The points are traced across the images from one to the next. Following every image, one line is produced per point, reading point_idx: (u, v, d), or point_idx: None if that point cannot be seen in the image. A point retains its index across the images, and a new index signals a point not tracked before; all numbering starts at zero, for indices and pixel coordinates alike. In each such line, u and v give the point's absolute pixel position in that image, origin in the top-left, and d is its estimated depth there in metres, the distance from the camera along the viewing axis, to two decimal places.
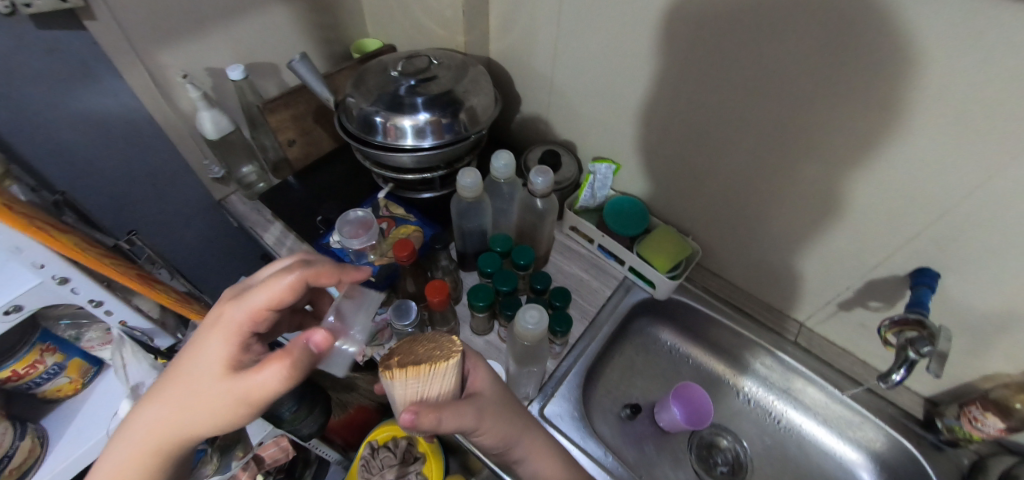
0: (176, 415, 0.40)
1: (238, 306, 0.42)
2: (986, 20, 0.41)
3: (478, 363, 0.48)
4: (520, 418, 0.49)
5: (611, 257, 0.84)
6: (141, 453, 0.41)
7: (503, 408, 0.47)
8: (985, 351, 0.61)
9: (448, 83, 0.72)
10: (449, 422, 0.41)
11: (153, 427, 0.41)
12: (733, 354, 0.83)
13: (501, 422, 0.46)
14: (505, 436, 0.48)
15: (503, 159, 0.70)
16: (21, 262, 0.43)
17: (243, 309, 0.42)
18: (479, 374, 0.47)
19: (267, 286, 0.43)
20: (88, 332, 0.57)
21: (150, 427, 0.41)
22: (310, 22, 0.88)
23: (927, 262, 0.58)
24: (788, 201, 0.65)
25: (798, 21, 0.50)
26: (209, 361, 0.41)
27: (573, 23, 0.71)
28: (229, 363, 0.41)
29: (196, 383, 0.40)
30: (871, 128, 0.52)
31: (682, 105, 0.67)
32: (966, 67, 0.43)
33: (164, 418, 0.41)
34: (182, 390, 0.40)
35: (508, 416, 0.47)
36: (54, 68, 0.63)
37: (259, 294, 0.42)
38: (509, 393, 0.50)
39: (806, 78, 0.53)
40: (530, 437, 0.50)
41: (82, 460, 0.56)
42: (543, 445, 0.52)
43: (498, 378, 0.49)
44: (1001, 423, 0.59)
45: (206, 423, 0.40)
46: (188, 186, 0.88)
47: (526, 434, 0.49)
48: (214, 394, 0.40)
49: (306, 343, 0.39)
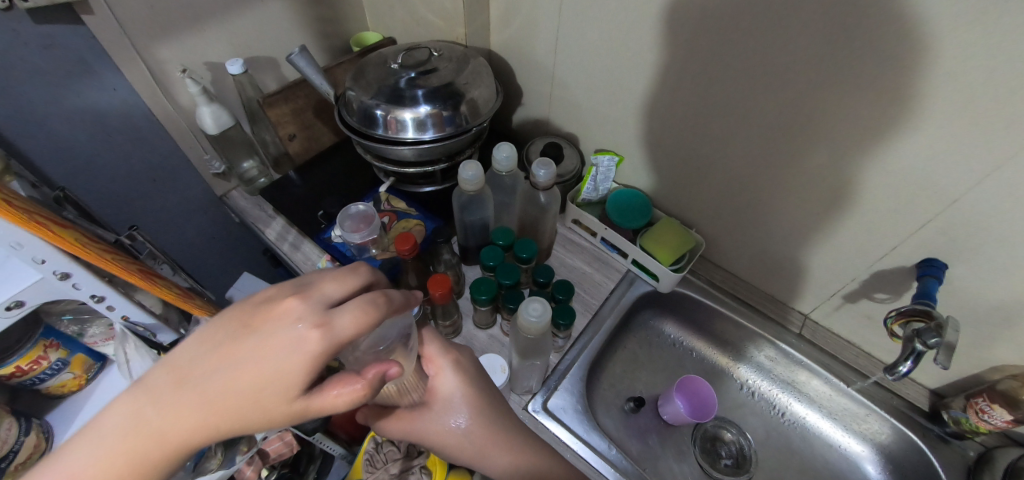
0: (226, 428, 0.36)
1: (327, 334, 0.35)
2: (997, 4, 0.40)
3: (441, 375, 0.51)
4: (471, 441, 0.51)
5: (614, 250, 0.83)
6: (151, 451, 0.35)
7: (450, 425, 0.51)
8: (992, 342, 0.60)
9: (448, 75, 0.72)
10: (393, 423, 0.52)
11: (174, 430, 0.35)
12: (736, 347, 0.83)
13: (447, 437, 0.51)
14: (458, 447, 0.52)
15: (505, 151, 0.69)
16: (22, 258, 0.43)
17: (330, 338, 0.35)
18: (439, 382, 0.51)
19: (355, 318, 0.36)
20: (92, 327, 0.58)
21: (172, 427, 0.35)
22: (309, 15, 0.87)
23: (934, 253, 0.57)
24: (793, 192, 0.64)
25: (804, 8, 0.49)
26: (281, 382, 0.35)
27: (574, 14, 0.70)
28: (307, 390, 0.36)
29: (259, 397, 0.35)
30: (879, 116, 0.51)
31: (686, 96, 0.66)
32: (976, 53, 0.43)
33: (195, 423, 0.35)
34: (239, 407, 0.35)
35: (457, 432, 0.51)
36: (51, 63, 0.62)
37: (348, 324, 0.36)
38: (469, 408, 0.52)
39: (813, 67, 0.52)
40: (487, 454, 0.52)
41: None
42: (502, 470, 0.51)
43: (458, 395, 0.51)
44: (1008, 414, 0.58)
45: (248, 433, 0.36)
46: (188, 182, 0.88)
47: (477, 456, 0.52)
48: (280, 415, 0.36)
49: (386, 375, 0.38)
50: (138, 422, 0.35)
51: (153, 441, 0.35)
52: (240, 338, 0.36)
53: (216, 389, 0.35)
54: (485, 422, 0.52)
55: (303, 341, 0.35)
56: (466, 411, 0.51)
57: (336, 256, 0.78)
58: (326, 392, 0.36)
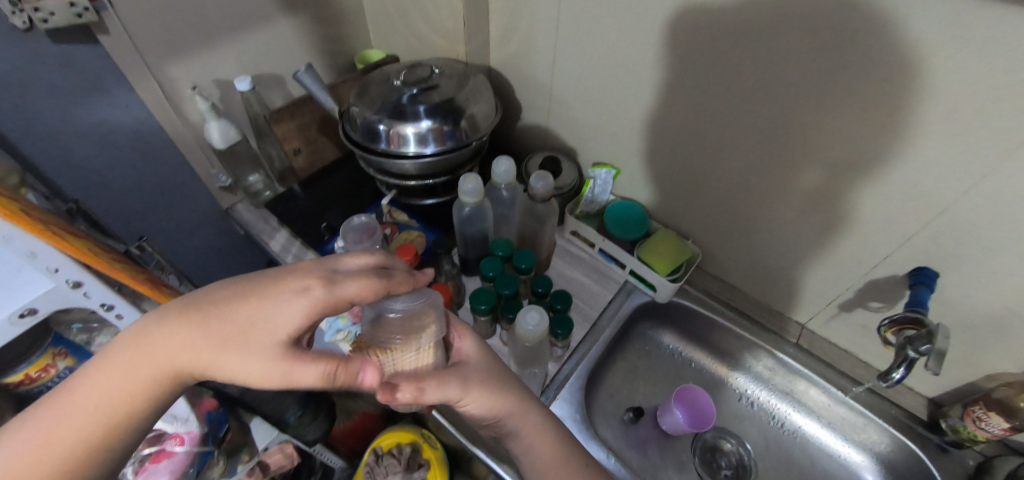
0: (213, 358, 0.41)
1: (325, 289, 0.41)
2: (969, 22, 0.42)
3: (464, 334, 0.54)
4: (509, 393, 0.51)
5: (612, 261, 0.84)
6: (155, 372, 0.41)
7: (490, 377, 0.50)
8: (987, 351, 0.60)
9: (449, 92, 0.74)
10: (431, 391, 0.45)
11: (178, 354, 0.41)
12: (734, 357, 0.83)
13: (488, 391, 0.49)
14: (498, 406, 0.50)
15: (504, 164, 0.71)
16: (36, 267, 0.44)
17: (328, 295, 0.41)
18: (466, 347, 0.53)
19: (357, 285, 0.42)
20: (100, 336, 0.58)
21: (176, 352, 0.41)
22: (315, 35, 0.90)
23: (925, 262, 0.58)
24: (786, 204, 0.66)
25: (788, 26, 0.51)
26: (273, 326, 0.41)
27: (570, 32, 0.73)
28: (293, 337, 0.41)
29: (251, 336, 0.41)
30: (864, 128, 0.53)
31: (679, 109, 0.68)
32: (954, 66, 0.44)
33: (195, 352, 0.41)
34: (232, 341, 0.41)
35: (497, 384, 0.50)
36: (67, 81, 0.65)
37: (349, 287, 0.42)
38: (499, 362, 0.54)
39: (800, 82, 0.54)
40: (522, 407, 0.52)
41: None
42: (536, 421, 0.53)
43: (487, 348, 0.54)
44: (1005, 422, 0.59)
45: (234, 371, 0.41)
46: (195, 195, 0.90)
47: (514, 409, 0.51)
48: (263, 359, 0.40)
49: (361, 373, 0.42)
50: (147, 345, 0.41)
51: (157, 362, 0.41)
52: (254, 282, 0.43)
53: (221, 323, 0.41)
54: (514, 379, 0.54)
55: (302, 293, 0.41)
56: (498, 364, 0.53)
57: None
58: (305, 357, 0.41)
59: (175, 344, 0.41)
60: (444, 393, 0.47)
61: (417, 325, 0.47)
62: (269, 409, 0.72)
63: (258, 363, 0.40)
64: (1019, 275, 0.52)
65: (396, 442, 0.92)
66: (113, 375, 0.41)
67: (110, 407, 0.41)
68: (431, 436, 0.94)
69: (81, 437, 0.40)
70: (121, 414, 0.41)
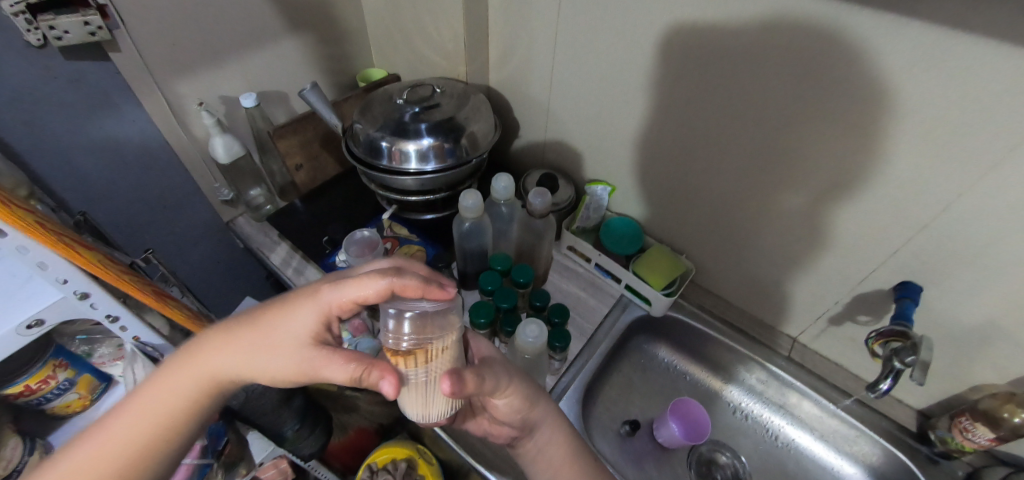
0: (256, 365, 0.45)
1: (333, 290, 0.45)
2: (941, 53, 0.45)
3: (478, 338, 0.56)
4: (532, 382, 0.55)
5: (608, 275, 0.86)
6: (198, 384, 0.45)
7: (519, 371, 0.53)
8: (970, 363, 0.62)
9: (450, 110, 0.76)
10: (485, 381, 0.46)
11: (219, 365, 0.45)
12: (727, 370, 0.85)
13: (522, 384, 0.51)
14: (531, 398, 0.52)
15: (503, 181, 0.73)
16: (46, 279, 0.46)
17: (337, 294, 0.45)
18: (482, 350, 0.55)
19: (359, 285, 0.44)
20: (102, 347, 0.61)
21: (224, 366, 0.46)
22: (319, 54, 0.93)
23: (908, 276, 0.61)
24: (775, 220, 0.68)
25: (774, 53, 0.55)
26: (296, 329, 0.45)
27: (568, 55, 0.76)
28: (315, 337, 0.46)
29: (276, 341, 0.45)
30: (846, 150, 0.56)
31: (673, 129, 0.71)
32: (930, 93, 0.47)
33: (234, 361, 0.45)
34: (268, 349, 0.45)
35: (526, 378, 0.53)
36: (77, 96, 0.67)
37: (354, 287, 0.44)
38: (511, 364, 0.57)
39: (787, 105, 0.57)
40: (544, 402, 0.55)
41: None
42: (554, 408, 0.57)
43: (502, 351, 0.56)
44: (991, 433, 0.60)
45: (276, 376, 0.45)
46: (197, 209, 0.91)
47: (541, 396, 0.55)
48: (292, 359, 0.45)
49: (383, 382, 0.42)
50: (196, 361, 0.46)
51: (199, 374, 0.45)
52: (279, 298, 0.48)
53: (256, 335, 0.46)
54: (532, 378, 0.56)
55: (316, 301, 0.45)
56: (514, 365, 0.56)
57: None
58: (331, 358, 0.44)
59: (214, 357, 0.46)
60: (493, 385, 0.47)
61: (440, 326, 0.46)
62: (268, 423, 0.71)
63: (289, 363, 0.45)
64: (997, 289, 0.55)
65: (389, 458, 0.92)
66: (162, 388, 0.45)
67: (159, 423, 0.44)
68: (427, 450, 0.94)
69: (133, 450, 0.43)
70: (169, 428, 0.45)
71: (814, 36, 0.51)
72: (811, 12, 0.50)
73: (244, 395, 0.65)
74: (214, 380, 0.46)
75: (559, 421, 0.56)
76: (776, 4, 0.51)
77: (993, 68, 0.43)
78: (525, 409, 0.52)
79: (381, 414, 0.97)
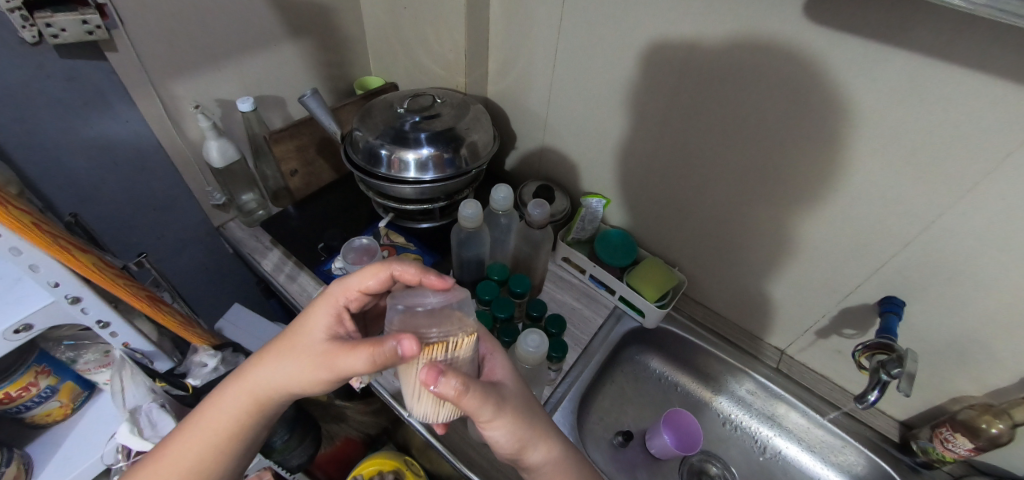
0: (278, 374, 0.46)
1: (338, 285, 0.50)
2: (926, 81, 0.47)
3: (497, 351, 0.53)
4: (534, 421, 0.48)
5: (602, 287, 0.87)
6: (236, 399, 0.48)
7: (520, 401, 0.48)
8: (950, 375, 0.65)
9: (450, 120, 0.77)
10: (472, 396, 0.42)
11: (252, 378, 0.48)
12: (717, 381, 0.86)
13: (518, 416, 0.46)
14: (527, 436, 0.47)
15: (502, 192, 0.74)
16: (37, 281, 0.46)
17: (341, 288, 0.50)
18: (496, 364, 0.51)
19: (363, 275, 0.50)
20: (87, 354, 0.60)
21: (255, 381, 0.47)
22: (318, 59, 0.93)
23: (893, 291, 0.63)
24: (765, 235, 0.71)
25: (767, 74, 0.57)
26: (313, 331, 0.48)
27: (567, 69, 0.77)
28: (329, 333, 0.48)
29: (294, 345, 0.48)
30: (835, 169, 0.59)
31: (669, 145, 0.73)
32: (915, 118, 0.50)
33: (263, 373, 0.47)
34: (288, 354, 0.47)
35: (525, 409, 0.48)
36: (70, 96, 0.65)
37: (355, 279, 0.50)
38: (527, 389, 0.51)
39: (780, 124, 0.60)
40: (547, 439, 0.49)
41: None
42: (550, 454, 0.49)
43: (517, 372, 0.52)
44: (970, 443, 0.63)
45: (295, 382, 0.46)
46: (188, 212, 0.89)
47: (538, 436, 0.48)
48: (307, 358, 0.46)
49: (394, 348, 0.40)
50: (231, 381, 0.49)
51: (236, 392, 0.48)
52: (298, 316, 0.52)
53: (277, 346, 0.49)
54: (540, 411, 0.51)
55: (326, 301, 0.50)
56: (527, 391, 0.51)
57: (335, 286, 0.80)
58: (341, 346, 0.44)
59: (247, 375, 0.48)
60: (481, 406, 0.43)
61: (448, 320, 0.46)
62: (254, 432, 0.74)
63: (306, 362, 0.46)
64: (976, 304, 0.57)
65: (376, 470, 0.90)
66: (208, 406, 0.48)
67: (206, 438, 0.47)
68: (414, 462, 0.94)
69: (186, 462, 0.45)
70: (214, 445, 0.47)
71: (806, 61, 0.54)
72: (804, 38, 0.52)
73: None
74: (251, 398, 0.48)
75: (559, 464, 0.50)
76: (771, 29, 0.54)
77: (973, 96, 0.46)
78: (516, 445, 0.47)
79: (369, 424, 0.96)
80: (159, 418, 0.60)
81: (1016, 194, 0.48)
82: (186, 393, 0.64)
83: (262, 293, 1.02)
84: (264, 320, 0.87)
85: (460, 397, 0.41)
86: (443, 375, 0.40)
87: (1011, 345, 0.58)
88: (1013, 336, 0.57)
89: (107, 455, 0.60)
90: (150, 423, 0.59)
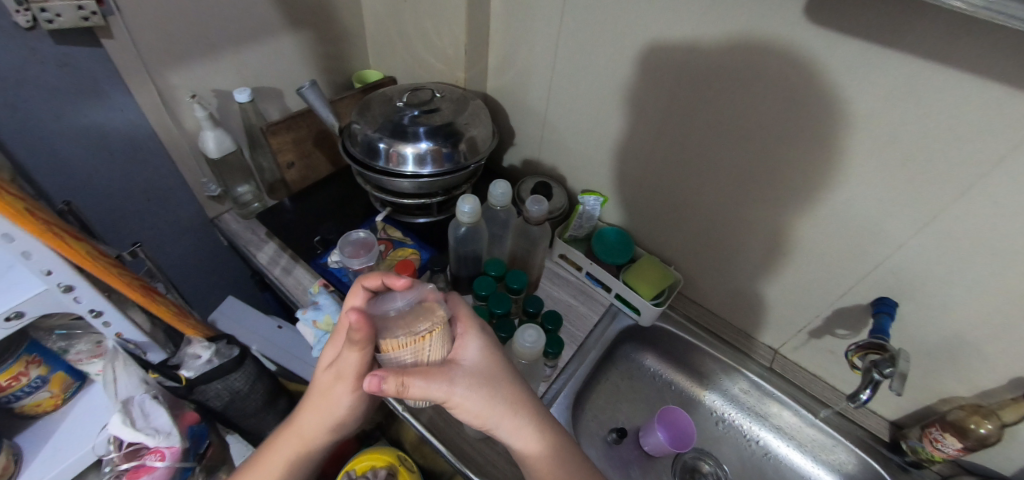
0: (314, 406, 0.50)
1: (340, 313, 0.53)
2: (923, 84, 0.48)
3: (469, 331, 0.51)
4: (502, 400, 0.48)
5: (599, 284, 0.87)
6: (288, 442, 0.51)
7: (484, 382, 0.48)
8: (940, 375, 0.66)
9: (449, 115, 0.77)
10: (417, 389, 0.44)
11: (296, 422, 0.51)
12: (710, 379, 0.86)
13: (477, 396, 0.47)
14: (493, 414, 0.47)
15: (501, 187, 0.73)
16: (30, 269, 0.46)
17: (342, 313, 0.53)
18: (466, 345, 0.50)
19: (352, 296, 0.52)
20: (79, 344, 0.60)
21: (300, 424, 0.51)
22: (317, 52, 0.92)
23: (886, 292, 0.64)
24: (760, 235, 0.72)
25: (767, 75, 0.58)
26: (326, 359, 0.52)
27: (567, 67, 0.77)
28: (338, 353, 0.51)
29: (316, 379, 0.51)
30: (830, 170, 0.59)
31: (667, 144, 0.73)
32: (912, 120, 0.50)
33: (302, 415, 0.51)
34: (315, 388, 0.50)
35: (491, 388, 0.48)
36: (65, 82, 0.64)
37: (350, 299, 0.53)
38: (503, 364, 0.51)
39: (779, 125, 0.60)
40: (513, 418, 0.48)
41: (64, 474, 0.59)
42: (525, 432, 0.49)
43: (490, 349, 0.51)
44: (959, 443, 0.64)
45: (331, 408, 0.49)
46: (183, 203, 0.88)
47: (507, 415, 0.48)
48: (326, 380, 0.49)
49: (353, 328, 0.44)
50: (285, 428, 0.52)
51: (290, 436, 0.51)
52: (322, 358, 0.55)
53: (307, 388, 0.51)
54: (534, 401, 0.51)
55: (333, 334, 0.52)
56: (500, 368, 0.50)
57: (330, 280, 0.79)
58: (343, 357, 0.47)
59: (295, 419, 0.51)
60: (429, 393, 0.45)
61: (414, 321, 0.46)
62: (249, 424, 0.74)
63: (327, 385, 0.49)
64: (967, 306, 0.58)
65: (370, 465, 0.89)
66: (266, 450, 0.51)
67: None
68: (407, 458, 0.93)
69: None
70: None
71: (805, 61, 0.54)
72: (804, 41, 0.53)
73: (227, 395, 0.67)
74: (299, 437, 0.51)
75: (543, 436, 0.49)
76: (772, 30, 0.54)
77: (966, 101, 0.47)
78: (485, 422, 0.48)
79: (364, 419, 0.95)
80: (152, 410, 0.60)
81: (1006, 198, 0.49)
82: (179, 384, 0.63)
83: (257, 286, 1.02)
84: (258, 313, 0.87)
85: (406, 393, 0.44)
86: (383, 379, 0.42)
87: (999, 347, 0.59)
88: (1002, 338, 0.58)
89: (99, 446, 0.60)
90: (142, 414, 0.59)
